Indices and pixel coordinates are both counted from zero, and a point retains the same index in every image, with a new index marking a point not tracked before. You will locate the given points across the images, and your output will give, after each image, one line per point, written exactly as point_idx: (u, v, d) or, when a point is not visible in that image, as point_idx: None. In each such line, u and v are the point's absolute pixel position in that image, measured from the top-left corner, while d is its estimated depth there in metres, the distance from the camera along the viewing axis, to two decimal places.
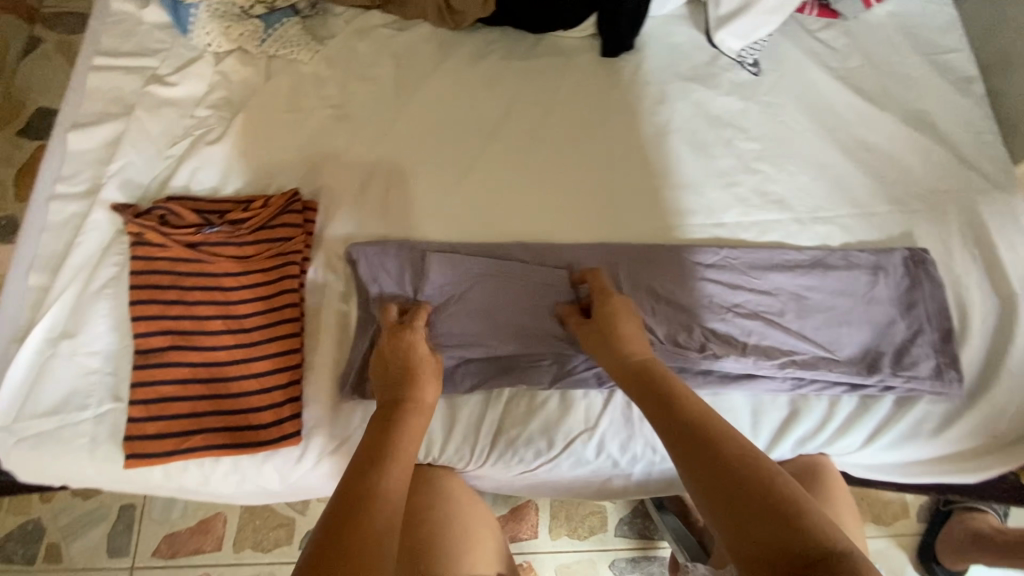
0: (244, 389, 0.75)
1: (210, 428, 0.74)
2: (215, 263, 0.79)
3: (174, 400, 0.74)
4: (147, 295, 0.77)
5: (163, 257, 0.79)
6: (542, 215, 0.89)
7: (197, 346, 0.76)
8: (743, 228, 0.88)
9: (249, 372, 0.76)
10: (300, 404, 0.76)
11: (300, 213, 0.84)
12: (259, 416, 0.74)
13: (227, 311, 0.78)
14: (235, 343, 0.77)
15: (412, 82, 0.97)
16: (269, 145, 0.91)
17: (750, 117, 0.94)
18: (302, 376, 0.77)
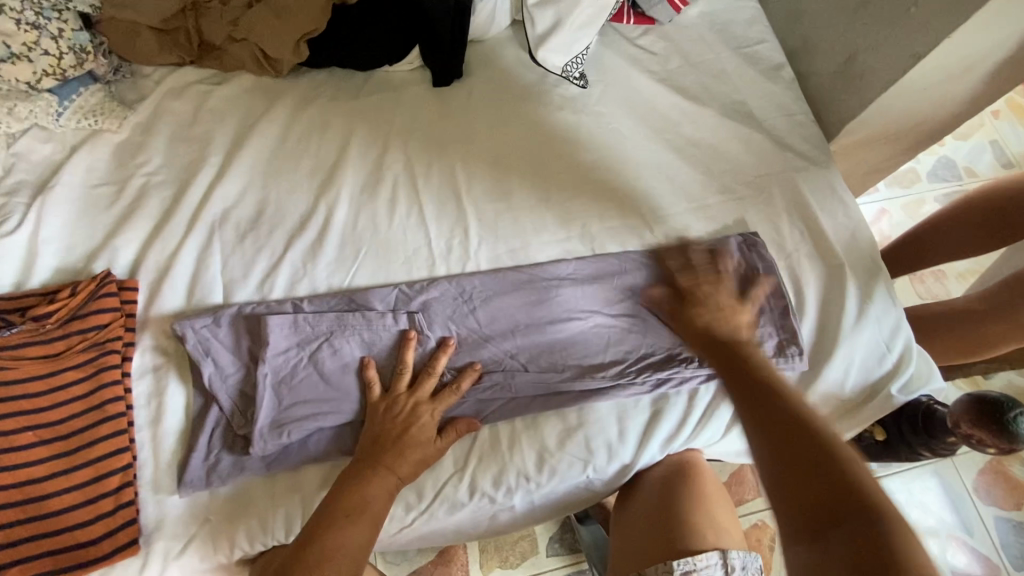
0: (66, 504, 0.68)
1: (29, 558, 0.66)
2: (15, 368, 0.71)
3: None
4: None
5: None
6: (388, 255, 0.86)
7: (3, 467, 0.67)
8: (589, 238, 0.89)
9: (71, 484, 0.68)
10: (135, 507, 0.69)
11: (116, 295, 0.76)
12: (87, 531, 0.67)
13: (36, 420, 0.70)
14: (50, 454, 0.69)
15: (236, 134, 0.92)
16: (77, 225, 0.83)
17: (583, 128, 0.96)
18: (137, 475, 0.71)
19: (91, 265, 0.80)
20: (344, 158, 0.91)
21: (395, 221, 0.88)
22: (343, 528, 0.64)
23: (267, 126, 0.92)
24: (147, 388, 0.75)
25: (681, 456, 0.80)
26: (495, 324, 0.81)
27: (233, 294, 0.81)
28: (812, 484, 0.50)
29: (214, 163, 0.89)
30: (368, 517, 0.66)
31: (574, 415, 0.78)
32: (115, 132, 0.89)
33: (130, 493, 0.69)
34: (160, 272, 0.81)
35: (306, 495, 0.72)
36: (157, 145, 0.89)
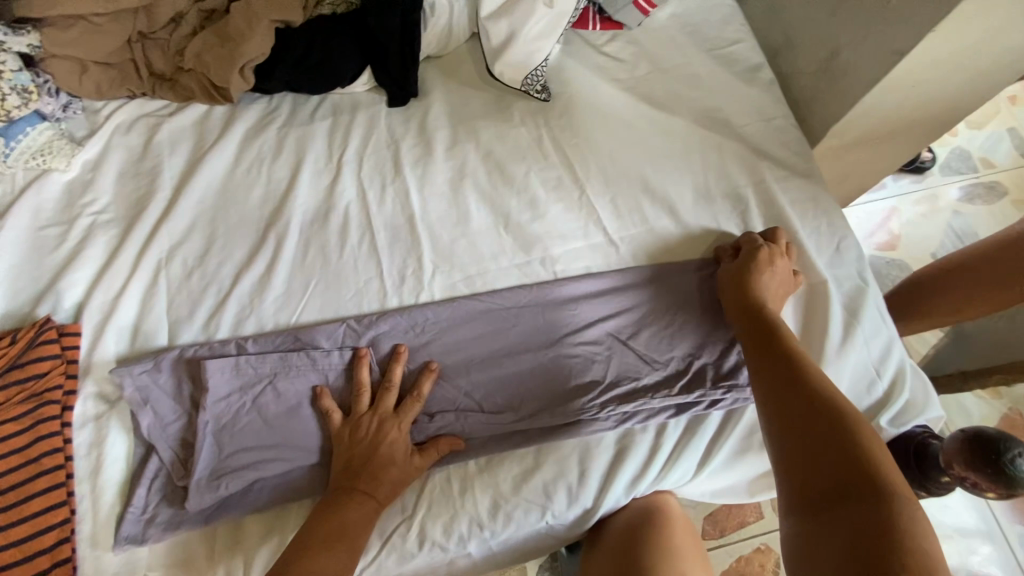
0: (1, 564, 0.65)
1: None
2: None
3: None
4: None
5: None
6: (339, 289, 0.82)
7: None
8: (551, 262, 0.83)
9: (4, 543, 0.66)
10: (71, 564, 0.67)
11: (56, 341, 0.75)
12: None
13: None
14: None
15: (185, 168, 0.89)
16: (23, 269, 0.82)
17: (544, 144, 0.91)
18: (75, 530, 0.69)
19: (36, 310, 0.79)
20: (295, 187, 0.88)
21: (347, 251, 0.85)
22: (320, 558, 0.60)
23: (216, 157, 0.90)
24: (88, 437, 0.73)
25: (650, 498, 0.74)
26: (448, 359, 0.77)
27: (177, 335, 0.78)
28: (833, 462, 0.53)
29: (162, 198, 0.87)
30: (349, 545, 0.62)
31: (531, 454, 0.73)
32: (63, 171, 0.88)
33: (66, 550, 0.67)
34: (103, 315, 0.79)
35: (247, 547, 0.69)
36: (106, 182, 0.87)
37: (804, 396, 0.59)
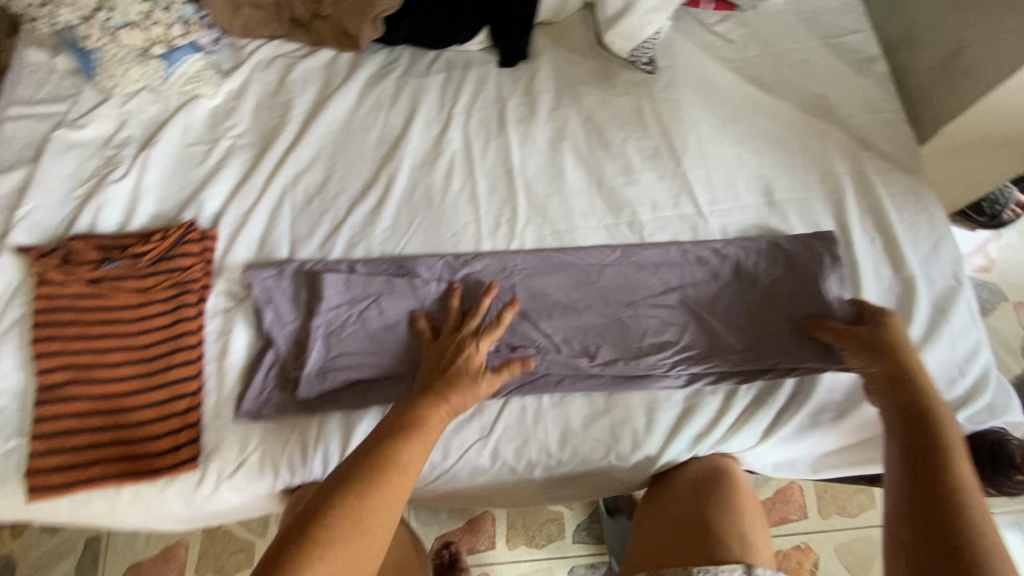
0: (144, 418, 0.77)
1: (110, 459, 0.76)
2: (114, 298, 0.82)
3: (73, 432, 0.76)
4: (50, 332, 0.80)
5: (65, 294, 0.82)
6: (439, 228, 0.89)
7: (97, 379, 0.78)
8: (640, 226, 0.87)
9: (148, 401, 0.78)
10: (197, 429, 0.78)
11: (198, 242, 0.86)
12: (157, 444, 0.77)
13: (126, 343, 0.80)
14: (135, 374, 0.79)
15: (315, 105, 0.98)
16: (173, 177, 0.93)
17: (646, 115, 0.94)
18: (201, 402, 0.79)
19: (182, 214, 0.90)
20: (409, 132, 0.95)
21: (450, 195, 0.91)
22: (398, 449, 0.63)
23: (341, 98, 0.98)
24: (216, 327, 0.83)
25: (713, 458, 0.78)
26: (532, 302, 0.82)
27: (298, 251, 0.88)
28: (942, 485, 0.56)
29: (292, 130, 0.96)
30: (424, 440, 0.65)
31: (603, 399, 0.78)
32: (210, 97, 0.98)
33: (194, 416, 0.78)
34: (237, 225, 0.89)
35: (342, 440, 0.78)
36: (245, 110, 0.98)
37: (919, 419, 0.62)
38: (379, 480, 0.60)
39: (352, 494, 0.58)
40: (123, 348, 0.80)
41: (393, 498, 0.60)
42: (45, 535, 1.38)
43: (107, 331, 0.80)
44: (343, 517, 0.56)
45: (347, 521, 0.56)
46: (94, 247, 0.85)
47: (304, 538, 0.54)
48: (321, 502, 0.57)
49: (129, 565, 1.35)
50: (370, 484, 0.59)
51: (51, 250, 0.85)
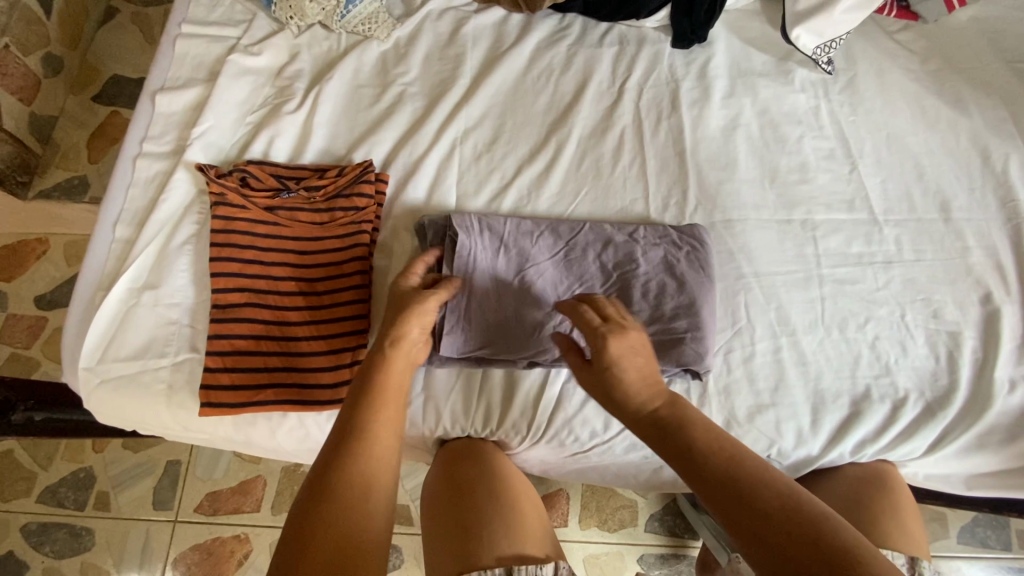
0: (312, 349, 0.77)
1: (279, 385, 0.76)
2: (290, 227, 0.82)
3: (248, 354, 0.76)
4: (226, 253, 0.80)
5: (242, 217, 0.81)
6: (606, 201, 0.89)
7: (272, 304, 0.78)
8: (811, 225, 0.86)
9: (319, 334, 0.78)
10: None
11: (373, 183, 0.85)
12: (327, 375, 0.76)
13: (299, 274, 0.80)
14: (307, 305, 0.79)
15: (484, 62, 0.98)
16: (342, 116, 0.93)
17: (821, 115, 0.93)
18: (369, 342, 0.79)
19: (350, 154, 0.90)
20: (579, 101, 0.95)
21: (617, 170, 0.91)
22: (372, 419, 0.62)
23: (512, 59, 0.97)
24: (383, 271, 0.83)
25: (872, 465, 0.78)
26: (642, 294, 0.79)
27: (465, 206, 0.88)
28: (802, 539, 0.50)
29: (462, 84, 0.96)
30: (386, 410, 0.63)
31: (768, 393, 0.78)
32: (381, 41, 0.98)
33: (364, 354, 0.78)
34: (406, 172, 0.89)
35: (505, 397, 0.78)
36: (416, 59, 0.97)
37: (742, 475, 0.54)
38: (360, 444, 0.60)
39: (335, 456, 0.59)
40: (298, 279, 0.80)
41: (375, 469, 0.60)
42: (127, 452, 1.40)
43: (282, 260, 0.81)
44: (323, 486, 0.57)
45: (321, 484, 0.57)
46: (270, 175, 0.85)
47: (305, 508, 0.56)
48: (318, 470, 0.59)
49: (205, 494, 1.37)
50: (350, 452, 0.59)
51: (227, 172, 0.84)
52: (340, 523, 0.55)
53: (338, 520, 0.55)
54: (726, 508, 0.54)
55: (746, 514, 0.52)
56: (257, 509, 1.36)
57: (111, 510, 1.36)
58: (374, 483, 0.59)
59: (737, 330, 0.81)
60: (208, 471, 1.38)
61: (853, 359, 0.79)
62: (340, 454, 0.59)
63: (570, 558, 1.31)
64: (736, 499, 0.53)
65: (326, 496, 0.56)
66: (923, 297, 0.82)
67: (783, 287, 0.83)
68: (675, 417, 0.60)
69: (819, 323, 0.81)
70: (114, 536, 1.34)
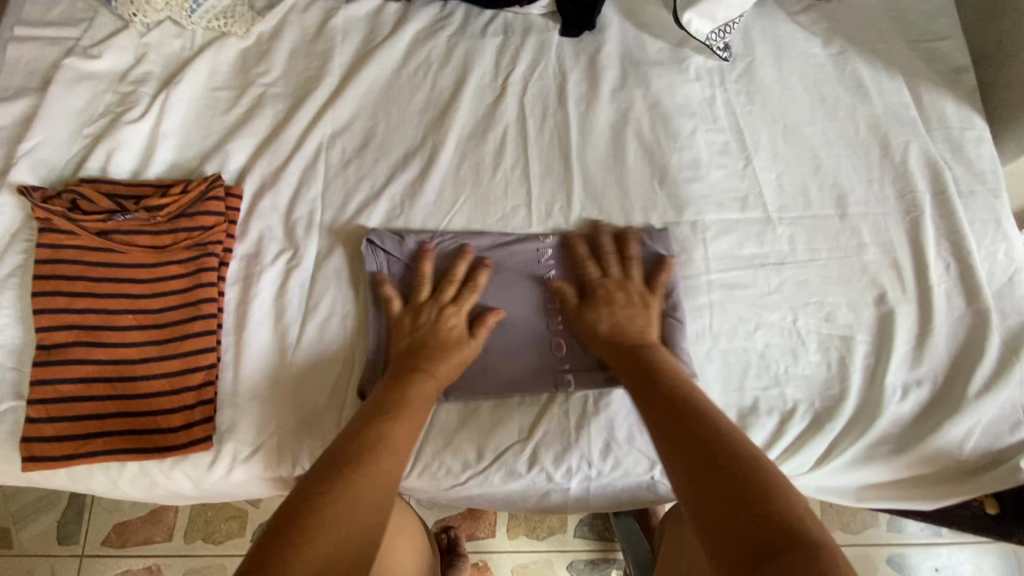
0: (150, 389, 0.70)
1: (114, 432, 0.68)
2: (126, 253, 0.74)
3: (75, 399, 0.69)
4: (53, 286, 0.72)
5: (71, 244, 0.73)
6: (485, 209, 0.81)
7: (103, 342, 0.71)
8: (702, 226, 0.81)
9: (158, 372, 0.70)
10: (211, 406, 0.71)
11: (223, 199, 0.78)
12: (169, 419, 0.69)
13: (136, 305, 0.72)
14: (146, 340, 0.71)
15: (357, 58, 0.89)
16: (197, 125, 0.85)
17: (716, 105, 0.87)
18: (218, 376, 0.73)
19: (204, 167, 0.82)
20: (459, 99, 0.87)
21: (499, 173, 0.83)
22: (387, 429, 0.61)
23: (386, 53, 0.89)
24: (237, 296, 0.77)
25: None
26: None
27: (331, 219, 0.81)
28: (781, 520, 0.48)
29: (330, 84, 0.87)
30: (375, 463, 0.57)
31: None
32: (240, 38, 0.89)
33: (212, 391, 0.71)
34: (265, 184, 0.82)
35: None
36: (280, 57, 0.89)
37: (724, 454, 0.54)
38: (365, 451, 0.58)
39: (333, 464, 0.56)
40: (133, 310, 0.72)
41: (379, 479, 0.56)
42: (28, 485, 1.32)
43: (116, 289, 0.73)
44: (312, 491, 0.53)
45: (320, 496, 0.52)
46: (106, 195, 0.76)
47: (293, 511, 0.51)
48: (317, 480, 0.54)
49: (114, 525, 1.30)
50: (359, 461, 0.57)
51: (57, 193, 0.76)
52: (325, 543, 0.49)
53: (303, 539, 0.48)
54: (691, 456, 0.55)
55: (716, 492, 0.52)
56: (169, 538, 1.29)
57: (13, 547, 1.29)
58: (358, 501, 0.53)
59: None
60: (116, 501, 1.31)
61: (741, 370, 0.75)
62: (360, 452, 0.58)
63: (497, 569, 1.27)
64: (709, 463, 0.54)
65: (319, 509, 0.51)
66: (816, 299, 0.78)
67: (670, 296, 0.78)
68: (653, 361, 0.67)
69: (705, 332, 0.76)
70: (17, 575, 1.27)
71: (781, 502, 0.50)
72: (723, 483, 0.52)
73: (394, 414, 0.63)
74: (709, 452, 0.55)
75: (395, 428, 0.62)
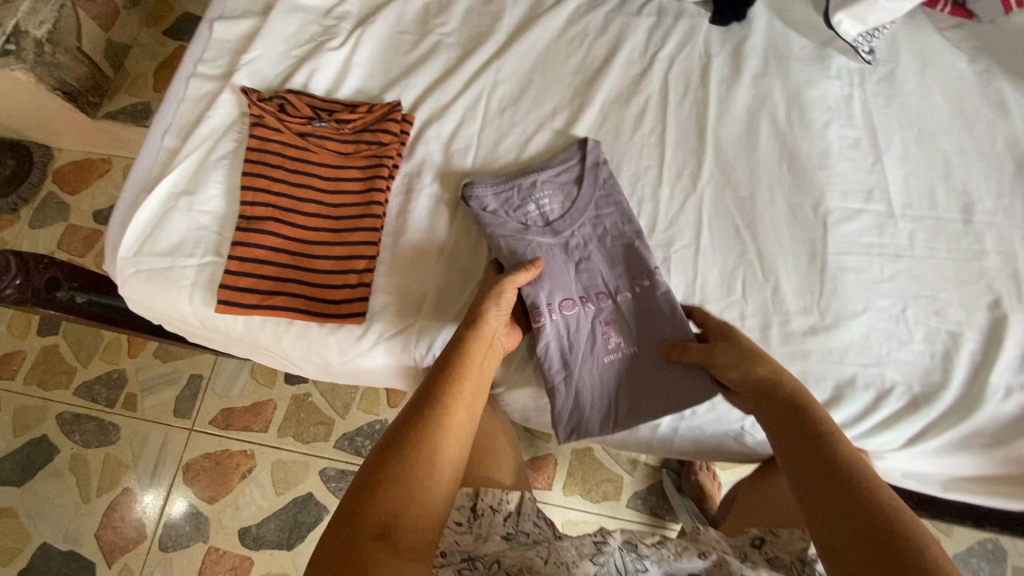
0: (323, 266, 0.83)
1: (291, 295, 0.82)
2: (318, 154, 0.88)
3: (264, 263, 0.83)
4: (258, 169, 0.86)
5: (276, 140, 0.88)
6: (620, 165, 0.89)
7: (291, 221, 0.85)
8: (824, 210, 0.86)
9: (332, 254, 0.84)
10: (368, 290, 0.83)
11: (399, 123, 0.90)
12: (334, 293, 0.83)
13: (321, 197, 0.86)
14: (324, 226, 0.85)
15: (523, 21, 1.00)
16: (381, 60, 0.98)
17: (852, 104, 0.92)
18: (375, 267, 0.85)
19: (384, 96, 0.95)
20: (609, 67, 0.95)
21: (637, 136, 0.91)
22: (452, 392, 0.68)
23: (549, 19, 0.99)
24: (397, 205, 0.89)
25: (850, 454, 0.77)
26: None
27: (484, 155, 0.92)
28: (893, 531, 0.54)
29: (497, 40, 0.99)
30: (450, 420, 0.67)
31: None
32: None
33: (370, 277, 0.83)
34: (432, 117, 0.93)
35: None
36: (457, 12, 1.01)
37: (843, 479, 0.59)
38: (432, 418, 0.66)
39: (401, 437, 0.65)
40: (317, 201, 0.86)
41: (449, 440, 0.66)
42: (156, 361, 1.52)
43: (307, 182, 0.87)
44: (396, 455, 0.63)
45: (410, 455, 0.63)
46: (306, 103, 0.90)
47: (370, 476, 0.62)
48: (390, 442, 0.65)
49: (221, 409, 1.48)
50: (431, 418, 0.66)
51: (268, 97, 0.90)
52: (403, 495, 0.61)
53: (378, 506, 0.60)
54: (821, 495, 0.60)
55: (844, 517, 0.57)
56: (264, 429, 1.45)
57: (136, 411, 1.49)
58: (444, 455, 0.65)
59: (730, 302, 0.82)
60: (226, 389, 1.49)
61: (845, 345, 0.79)
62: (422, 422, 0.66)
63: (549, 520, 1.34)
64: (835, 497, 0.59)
65: (399, 481, 0.62)
66: (929, 294, 0.81)
67: (785, 266, 0.83)
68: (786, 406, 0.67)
69: (813, 307, 0.81)
70: (136, 435, 1.47)
71: (891, 520, 0.55)
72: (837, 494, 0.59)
73: (456, 381, 0.69)
74: (831, 491, 0.59)
75: (459, 392, 0.69)
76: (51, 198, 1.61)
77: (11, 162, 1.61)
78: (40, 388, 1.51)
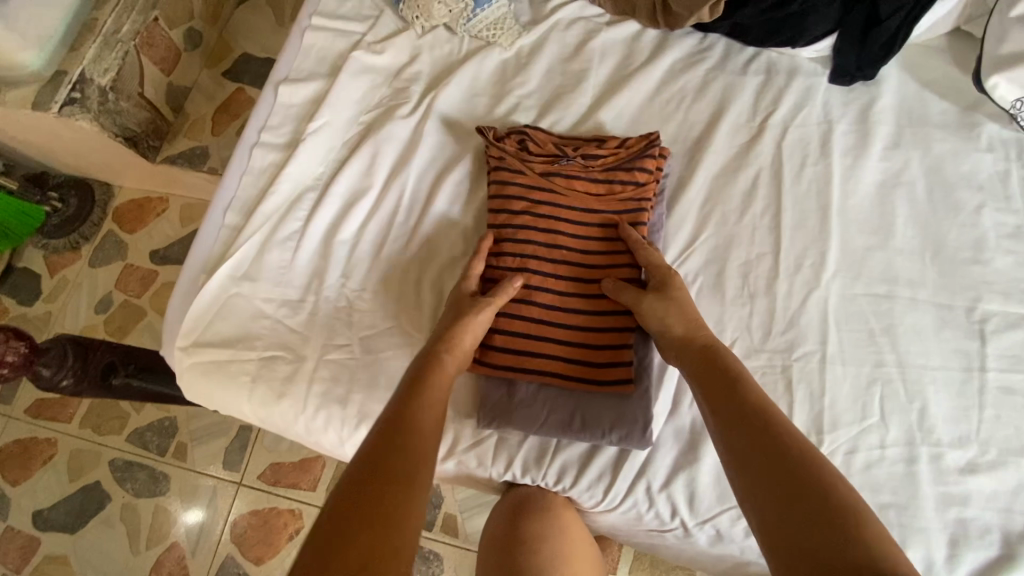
0: (570, 329, 0.74)
1: (535, 357, 0.74)
2: (569, 190, 0.78)
3: (528, 353, 0.74)
4: (501, 214, 0.79)
5: (519, 182, 0.79)
6: (727, 252, 0.78)
7: (555, 247, 0.77)
8: (980, 315, 0.72)
9: (587, 294, 0.76)
10: (586, 382, 0.73)
11: (619, 162, 0.78)
12: (574, 382, 0.73)
13: (553, 255, 0.77)
14: (580, 262, 0.77)
15: (612, 81, 0.90)
16: (454, 125, 0.89)
17: (1010, 182, 0.78)
18: (598, 364, 0.73)
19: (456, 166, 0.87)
20: (712, 136, 0.84)
21: (746, 218, 0.79)
22: (418, 407, 0.60)
23: (643, 79, 0.88)
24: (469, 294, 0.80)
25: None
26: (744, 354, 0.73)
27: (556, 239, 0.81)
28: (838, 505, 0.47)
29: (581, 103, 0.89)
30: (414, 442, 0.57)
31: (896, 510, 0.66)
32: (504, 49, 0.92)
33: (591, 383, 0.72)
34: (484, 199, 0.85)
35: (580, 461, 0.72)
36: (537, 70, 0.91)
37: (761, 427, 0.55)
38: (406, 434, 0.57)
39: (358, 490, 0.51)
40: (563, 230, 0.78)
41: (414, 453, 0.55)
42: (207, 410, 1.47)
43: (556, 239, 0.77)
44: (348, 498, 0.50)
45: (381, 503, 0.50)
46: (589, 155, 0.79)
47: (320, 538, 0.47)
48: (348, 486, 0.51)
49: (270, 463, 1.41)
50: (391, 442, 0.56)
51: (504, 135, 0.82)
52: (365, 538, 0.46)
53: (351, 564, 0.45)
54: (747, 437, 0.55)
55: (783, 467, 0.51)
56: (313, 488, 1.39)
57: (186, 462, 1.43)
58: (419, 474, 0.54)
59: (866, 427, 0.69)
60: (274, 443, 1.42)
61: (1014, 488, 0.66)
62: (394, 452, 0.55)
63: None
64: (769, 456, 0.52)
65: (383, 510, 0.49)
66: None
67: (932, 384, 0.70)
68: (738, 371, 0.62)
69: (971, 438, 0.68)
70: (186, 486, 1.42)
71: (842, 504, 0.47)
72: (768, 445, 0.53)
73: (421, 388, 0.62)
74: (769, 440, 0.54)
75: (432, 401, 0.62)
76: (109, 237, 1.59)
77: (73, 201, 1.59)
78: (93, 433, 1.46)
